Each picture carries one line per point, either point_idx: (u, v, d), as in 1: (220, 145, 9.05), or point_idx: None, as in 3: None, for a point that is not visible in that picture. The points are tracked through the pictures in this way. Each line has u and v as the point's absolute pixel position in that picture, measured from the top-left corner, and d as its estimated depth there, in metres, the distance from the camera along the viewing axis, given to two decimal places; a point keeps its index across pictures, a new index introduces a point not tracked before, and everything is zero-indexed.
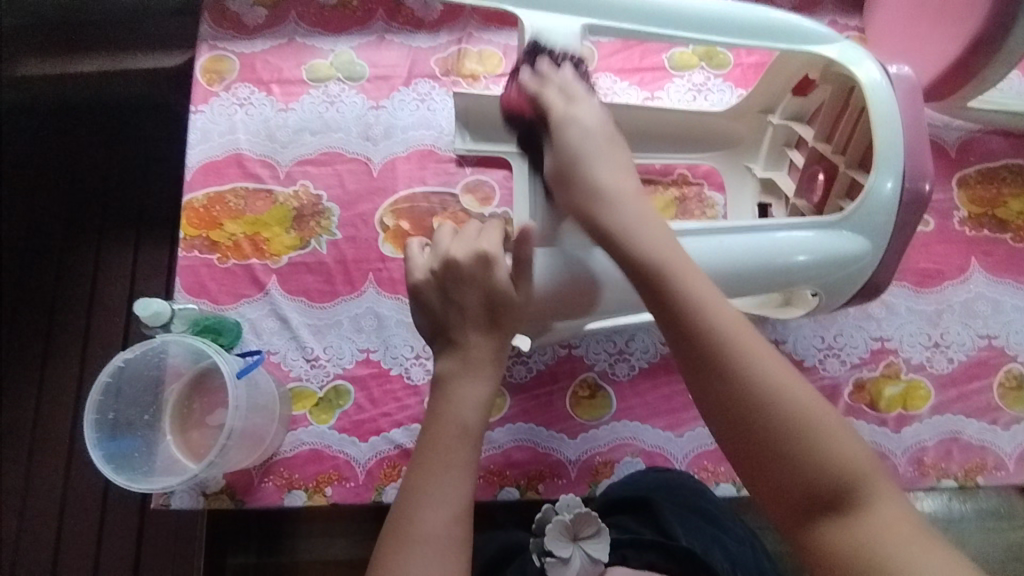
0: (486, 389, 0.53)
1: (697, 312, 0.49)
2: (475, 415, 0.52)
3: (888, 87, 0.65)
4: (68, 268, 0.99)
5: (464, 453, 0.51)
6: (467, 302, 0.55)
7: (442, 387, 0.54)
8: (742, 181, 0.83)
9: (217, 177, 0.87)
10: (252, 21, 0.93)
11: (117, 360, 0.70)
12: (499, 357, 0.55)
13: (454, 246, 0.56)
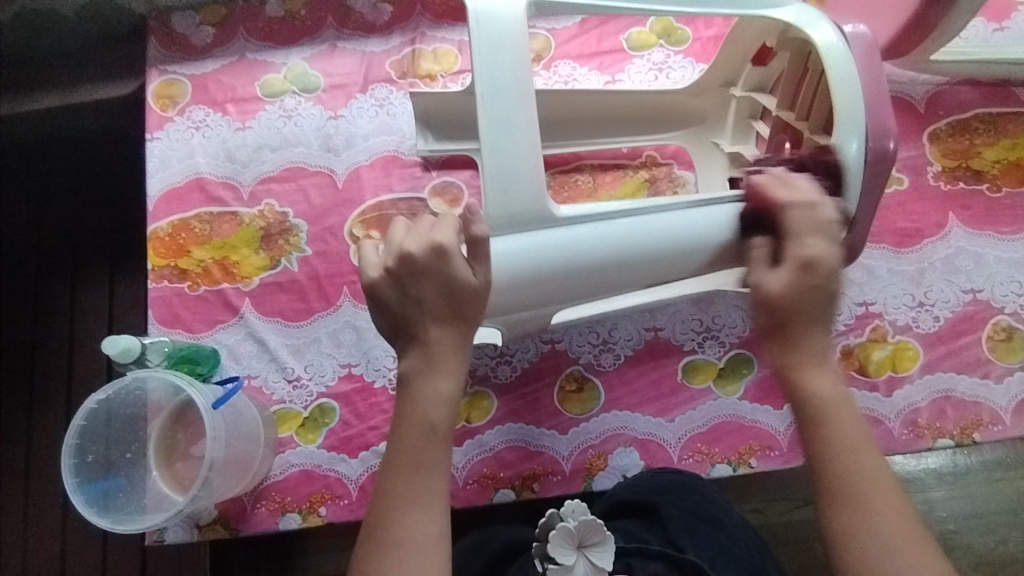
0: (452, 385, 0.53)
1: (793, 371, 0.55)
2: (442, 413, 0.53)
3: (845, 47, 0.64)
4: (44, 309, 0.98)
5: (433, 453, 0.52)
6: (426, 296, 0.53)
7: (406, 388, 0.54)
8: (712, 157, 0.82)
9: (180, 204, 0.86)
10: (200, 42, 0.91)
11: (90, 402, 0.69)
12: (464, 349, 0.54)
13: (408, 239, 0.53)
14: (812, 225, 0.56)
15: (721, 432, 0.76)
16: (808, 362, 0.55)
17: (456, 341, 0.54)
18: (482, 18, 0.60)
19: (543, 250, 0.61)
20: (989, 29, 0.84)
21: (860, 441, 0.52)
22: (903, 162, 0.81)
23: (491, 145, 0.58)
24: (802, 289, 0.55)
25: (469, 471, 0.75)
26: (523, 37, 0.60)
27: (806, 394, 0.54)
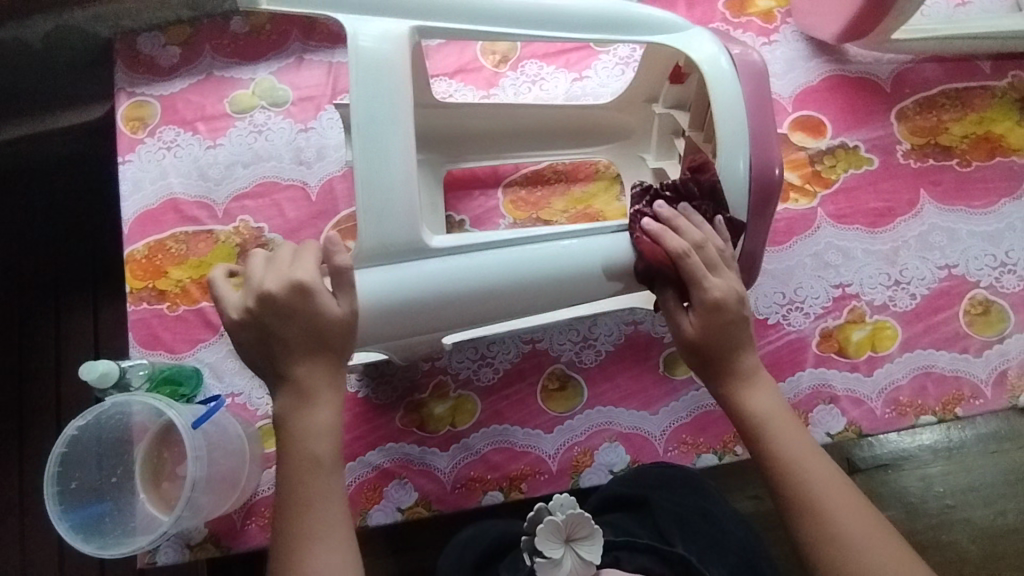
0: (333, 416, 0.54)
1: (738, 390, 0.59)
2: (326, 445, 0.54)
3: (730, 72, 0.61)
4: (28, 337, 0.98)
5: (328, 485, 0.54)
6: (279, 334, 0.54)
7: (282, 427, 0.54)
8: (639, 171, 0.81)
9: (156, 226, 0.86)
10: (167, 62, 0.91)
11: (71, 429, 0.69)
12: (337, 376, 0.55)
13: (268, 278, 0.54)
14: (708, 264, 0.58)
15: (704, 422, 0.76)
16: (741, 387, 0.59)
17: (321, 370, 0.55)
18: (361, 51, 0.57)
19: (403, 283, 0.57)
20: (951, 5, 0.85)
21: (820, 471, 0.56)
22: (872, 142, 0.81)
23: (364, 176, 0.56)
24: (714, 329, 0.58)
25: (457, 475, 0.76)
26: (403, 71, 0.57)
27: (747, 411, 0.58)
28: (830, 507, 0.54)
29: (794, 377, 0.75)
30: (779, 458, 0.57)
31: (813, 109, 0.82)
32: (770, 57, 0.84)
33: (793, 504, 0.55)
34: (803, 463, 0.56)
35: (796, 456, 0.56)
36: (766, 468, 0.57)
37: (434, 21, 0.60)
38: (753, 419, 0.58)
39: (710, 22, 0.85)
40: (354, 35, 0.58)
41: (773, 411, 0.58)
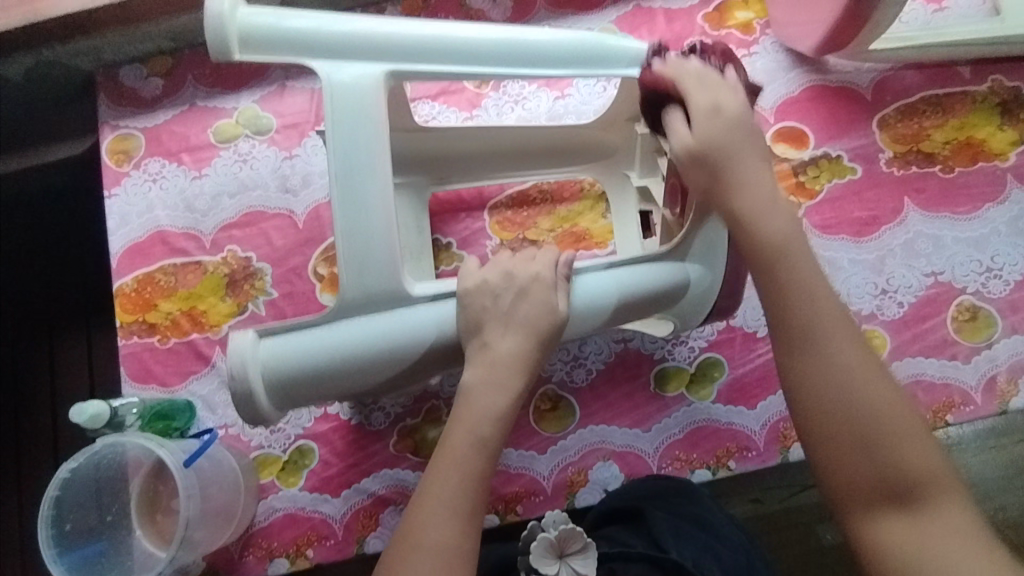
0: (505, 402, 0.57)
1: (772, 256, 0.54)
2: (492, 424, 0.57)
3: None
4: (23, 372, 0.98)
5: (480, 462, 0.55)
6: (489, 309, 0.59)
7: (465, 395, 0.58)
8: (624, 189, 0.82)
9: (144, 258, 0.86)
10: (150, 93, 0.91)
11: (65, 470, 0.69)
12: (524, 370, 0.59)
13: (517, 265, 0.62)
14: (709, 84, 0.60)
15: (698, 438, 0.76)
16: (777, 258, 0.54)
17: (523, 356, 0.59)
18: (337, 91, 0.58)
19: (372, 333, 0.57)
20: (929, 10, 0.85)
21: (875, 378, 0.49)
22: (855, 151, 0.81)
23: (343, 227, 0.57)
24: (714, 130, 0.58)
25: None
26: (379, 110, 0.59)
27: (764, 235, 0.55)
28: (885, 434, 0.48)
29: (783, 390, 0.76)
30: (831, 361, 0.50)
31: (795, 119, 0.83)
32: (750, 69, 0.84)
33: (823, 420, 0.49)
34: (860, 376, 0.49)
35: (850, 361, 0.50)
36: (808, 361, 0.50)
37: (407, 63, 0.60)
38: (782, 280, 0.53)
39: (689, 37, 0.85)
40: (329, 78, 0.58)
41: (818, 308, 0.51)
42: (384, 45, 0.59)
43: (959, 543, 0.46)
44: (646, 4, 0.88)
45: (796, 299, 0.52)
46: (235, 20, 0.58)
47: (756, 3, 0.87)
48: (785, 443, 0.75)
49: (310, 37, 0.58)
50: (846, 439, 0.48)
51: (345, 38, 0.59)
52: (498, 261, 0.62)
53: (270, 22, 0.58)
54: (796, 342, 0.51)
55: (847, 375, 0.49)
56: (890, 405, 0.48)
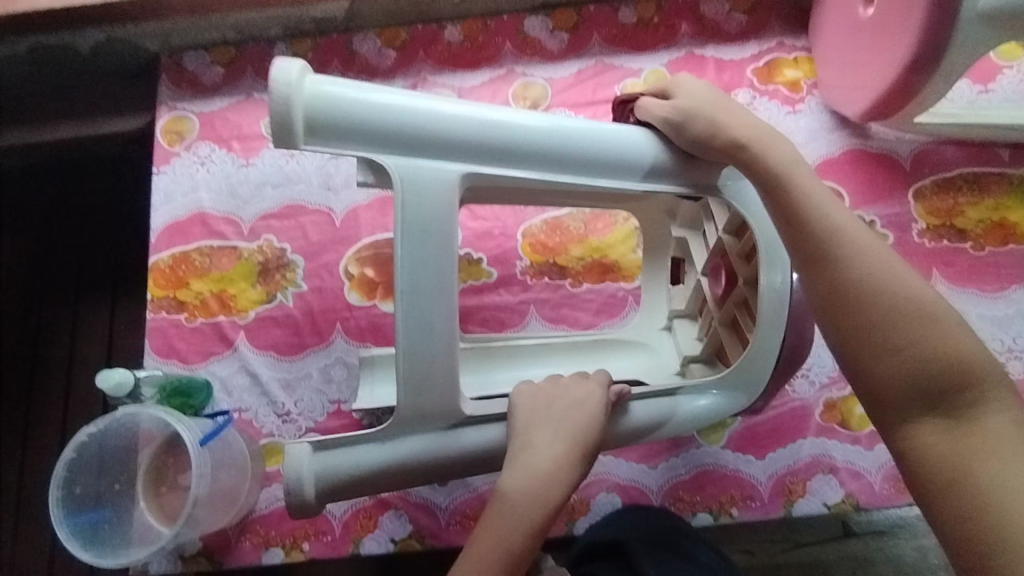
0: (540, 514, 0.56)
1: (755, 150, 0.60)
2: (522, 537, 0.55)
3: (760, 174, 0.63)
4: (46, 332, 1.00)
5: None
6: (537, 417, 0.60)
7: (500, 500, 0.56)
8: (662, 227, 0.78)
9: (182, 237, 0.88)
10: (210, 80, 0.94)
11: (82, 434, 0.71)
12: (564, 482, 0.57)
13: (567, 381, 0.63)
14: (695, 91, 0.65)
15: (702, 481, 0.76)
16: (759, 148, 0.60)
17: (567, 467, 0.58)
18: (409, 181, 0.57)
19: (427, 449, 0.60)
20: (975, 90, 0.87)
21: (836, 221, 0.56)
22: (889, 219, 0.83)
23: (405, 342, 0.57)
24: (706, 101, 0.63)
25: (452, 511, 0.77)
26: (451, 207, 0.58)
27: (771, 166, 0.59)
28: (860, 275, 0.54)
29: (793, 444, 0.76)
30: (803, 221, 0.57)
31: (833, 180, 0.84)
32: (794, 126, 0.86)
33: (817, 283, 0.55)
34: (835, 243, 0.55)
35: (829, 235, 0.56)
36: (788, 223, 0.58)
37: (487, 167, 0.59)
38: (778, 167, 0.59)
39: (737, 88, 0.88)
40: (402, 172, 0.57)
41: (781, 164, 0.59)
42: (456, 131, 0.58)
43: (950, 350, 0.51)
44: (698, 52, 0.90)
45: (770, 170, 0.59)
46: (302, 94, 0.55)
47: (805, 64, 0.89)
48: (790, 497, 0.75)
49: (378, 115, 0.56)
50: (874, 351, 0.52)
51: (406, 116, 0.57)
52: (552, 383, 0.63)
53: (338, 104, 0.56)
54: (780, 212, 0.58)
55: (868, 271, 0.54)
56: (858, 258, 0.54)
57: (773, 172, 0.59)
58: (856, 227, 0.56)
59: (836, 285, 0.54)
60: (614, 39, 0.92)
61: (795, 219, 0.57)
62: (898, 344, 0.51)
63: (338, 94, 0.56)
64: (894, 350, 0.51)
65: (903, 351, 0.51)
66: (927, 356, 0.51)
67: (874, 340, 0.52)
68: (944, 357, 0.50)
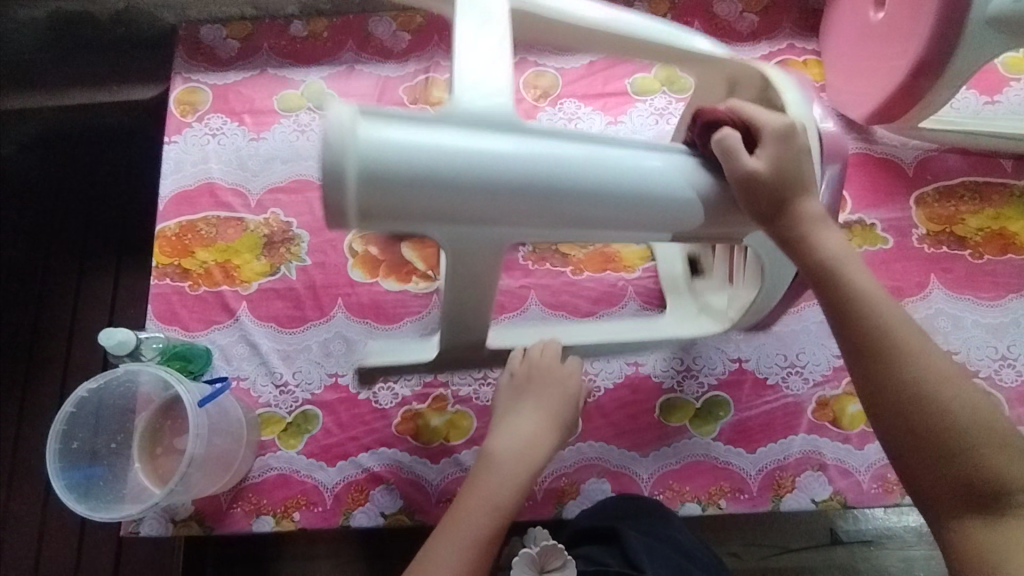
0: (524, 476, 0.64)
1: (805, 235, 0.57)
2: (507, 496, 0.62)
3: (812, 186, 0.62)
4: (50, 295, 1.01)
5: (488, 528, 0.60)
6: (525, 386, 0.70)
7: (486, 460, 0.65)
8: None
9: (190, 207, 0.89)
10: (225, 54, 0.95)
11: (82, 390, 0.71)
12: (545, 449, 0.67)
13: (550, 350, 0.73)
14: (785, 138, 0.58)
15: (693, 471, 0.76)
16: (808, 231, 0.57)
17: (546, 435, 0.68)
18: (460, 237, 0.57)
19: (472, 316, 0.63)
20: (981, 101, 0.88)
21: (891, 311, 0.54)
22: (889, 223, 0.84)
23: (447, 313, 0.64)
24: (781, 171, 0.58)
25: (442, 489, 0.77)
26: (499, 261, 0.60)
27: (824, 251, 0.56)
28: (918, 372, 0.51)
29: (784, 439, 0.77)
30: (855, 312, 0.54)
31: None
32: None
33: (871, 377, 0.53)
34: (892, 333, 0.53)
35: (882, 324, 0.53)
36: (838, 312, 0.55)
37: (542, 230, 0.58)
38: (827, 256, 0.56)
39: None
40: (454, 242, 0.57)
41: (832, 253, 0.57)
42: (505, 187, 0.55)
43: (1009, 457, 0.49)
44: None
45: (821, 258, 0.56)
46: (352, 141, 0.51)
47: (814, 67, 0.90)
48: (779, 492, 0.75)
49: (423, 173, 0.52)
50: (926, 453, 0.50)
51: (462, 177, 0.53)
52: (532, 361, 0.72)
53: (388, 159, 0.51)
54: (829, 300, 0.56)
55: (924, 374, 0.51)
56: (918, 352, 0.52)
57: (821, 257, 0.56)
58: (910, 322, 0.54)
59: (891, 379, 0.52)
60: None
61: (845, 306, 0.55)
62: (956, 444, 0.50)
63: (378, 146, 0.51)
64: (953, 450, 0.50)
65: (960, 453, 0.50)
66: (986, 463, 0.49)
67: (932, 440, 0.50)
68: (1000, 460, 0.49)
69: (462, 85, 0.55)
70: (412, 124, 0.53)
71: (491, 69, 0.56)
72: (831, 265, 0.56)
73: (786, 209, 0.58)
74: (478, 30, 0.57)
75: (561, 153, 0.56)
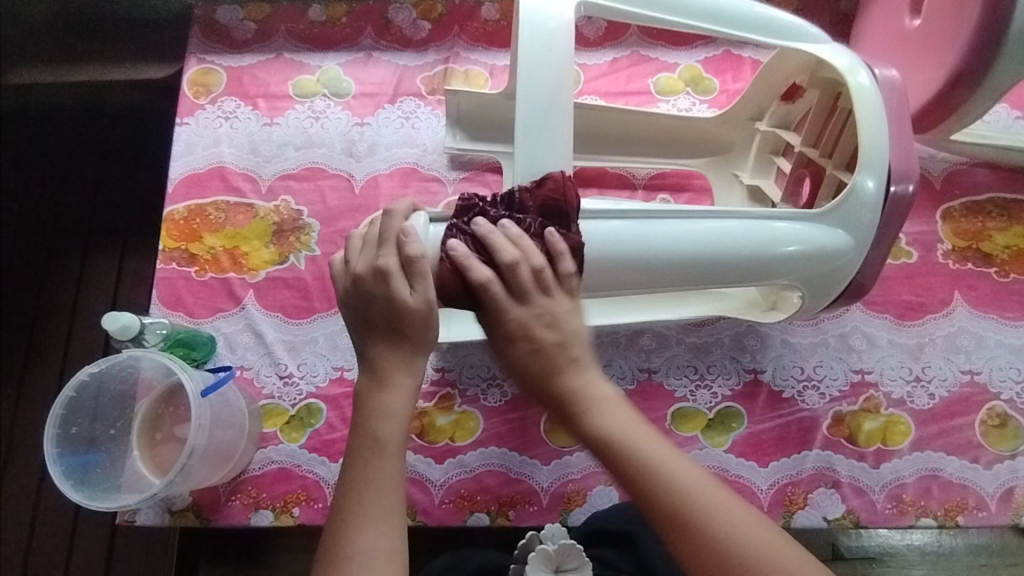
0: (404, 399, 0.55)
1: (574, 405, 0.53)
2: (394, 427, 0.54)
3: (876, 200, 0.63)
4: (53, 275, 1.00)
5: (390, 470, 0.53)
6: (363, 317, 0.56)
7: (359, 408, 0.55)
8: (730, 188, 0.82)
9: (200, 190, 0.87)
10: (241, 36, 0.94)
11: (82, 374, 0.70)
12: (414, 369, 0.55)
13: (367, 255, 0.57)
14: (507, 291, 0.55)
15: None
16: (583, 409, 0.53)
17: (407, 357, 0.55)
18: None
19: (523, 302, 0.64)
20: (1013, 115, 0.86)
21: (698, 479, 0.50)
22: (914, 236, 0.82)
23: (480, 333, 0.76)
24: (531, 361, 0.54)
25: (446, 489, 0.75)
26: None
27: (599, 427, 0.52)
28: (730, 537, 0.47)
29: (798, 455, 0.75)
30: (665, 485, 0.49)
31: None
32: None
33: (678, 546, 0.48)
34: (671, 487, 0.49)
35: (688, 486, 0.49)
36: (633, 482, 0.50)
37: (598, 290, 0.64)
38: (604, 435, 0.52)
39: None
40: None
41: (619, 428, 0.52)
42: None
43: None
44: (736, 52, 0.90)
45: (597, 436, 0.52)
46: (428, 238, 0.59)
47: None
48: (791, 508, 0.73)
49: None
50: None
51: None
52: (356, 277, 0.56)
53: None
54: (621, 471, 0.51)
55: (746, 543, 0.47)
56: (717, 511, 0.48)
57: (604, 428, 0.52)
58: (697, 471, 0.50)
59: (716, 546, 0.47)
60: (652, 31, 0.91)
61: (637, 476, 0.50)
62: None
63: (449, 248, 0.59)
64: None
65: None
66: None
67: None
68: None
69: (523, 167, 0.58)
70: (479, 223, 0.60)
71: (547, 150, 0.58)
72: (614, 441, 0.52)
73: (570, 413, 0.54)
74: (545, 65, 0.59)
75: (615, 228, 0.61)
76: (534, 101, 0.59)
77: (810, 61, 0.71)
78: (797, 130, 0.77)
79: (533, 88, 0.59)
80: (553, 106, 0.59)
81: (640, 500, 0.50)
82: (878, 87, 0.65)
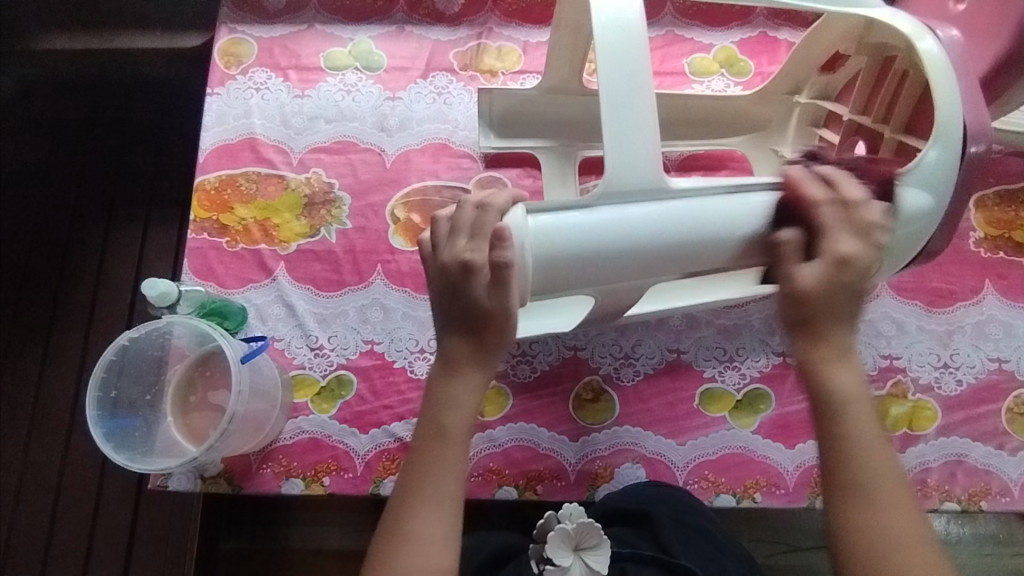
0: (473, 392, 0.55)
1: (835, 361, 0.55)
2: (461, 417, 0.55)
3: (951, 162, 0.63)
4: (77, 244, 0.99)
5: (454, 452, 0.54)
6: (446, 311, 0.57)
7: (432, 392, 0.56)
8: (769, 162, 0.82)
9: (231, 161, 0.87)
10: (272, 7, 0.93)
11: (122, 337, 0.71)
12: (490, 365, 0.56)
13: (460, 244, 0.56)
14: (502, 322, 0.56)
15: (729, 463, 0.75)
16: (834, 358, 0.55)
17: (479, 356, 0.56)
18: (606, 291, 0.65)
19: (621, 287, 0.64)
20: None
21: (869, 436, 0.52)
22: None
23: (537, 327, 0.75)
24: (835, 287, 0.55)
25: (475, 463, 0.75)
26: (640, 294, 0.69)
27: (837, 384, 0.54)
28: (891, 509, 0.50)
29: None
30: (842, 428, 0.53)
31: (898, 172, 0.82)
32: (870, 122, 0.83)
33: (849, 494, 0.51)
34: (859, 440, 0.52)
35: (871, 439, 0.52)
36: (823, 416, 0.54)
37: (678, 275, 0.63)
38: (834, 388, 0.54)
39: None
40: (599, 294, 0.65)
41: (852, 387, 0.54)
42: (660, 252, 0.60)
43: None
44: (772, 34, 0.89)
45: (834, 391, 0.54)
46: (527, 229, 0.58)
47: None
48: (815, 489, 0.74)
49: (587, 252, 0.59)
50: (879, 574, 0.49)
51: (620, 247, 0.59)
52: (445, 269, 0.56)
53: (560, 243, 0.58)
54: (825, 415, 0.53)
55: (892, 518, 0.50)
56: (887, 479, 0.51)
57: (841, 382, 0.54)
58: (888, 452, 0.53)
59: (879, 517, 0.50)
60: (687, 12, 0.90)
61: (836, 419, 0.53)
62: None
63: (552, 238, 0.58)
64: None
65: None
66: None
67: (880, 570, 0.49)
68: None
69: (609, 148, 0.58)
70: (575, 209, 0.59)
71: (633, 124, 0.58)
72: (836, 394, 0.54)
73: (814, 330, 0.55)
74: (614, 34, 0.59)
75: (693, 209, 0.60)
76: (616, 86, 0.58)
77: (857, 27, 0.72)
78: (839, 99, 0.78)
79: (611, 64, 0.59)
80: (626, 71, 0.59)
81: (827, 432, 0.53)
82: (945, 50, 0.65)
